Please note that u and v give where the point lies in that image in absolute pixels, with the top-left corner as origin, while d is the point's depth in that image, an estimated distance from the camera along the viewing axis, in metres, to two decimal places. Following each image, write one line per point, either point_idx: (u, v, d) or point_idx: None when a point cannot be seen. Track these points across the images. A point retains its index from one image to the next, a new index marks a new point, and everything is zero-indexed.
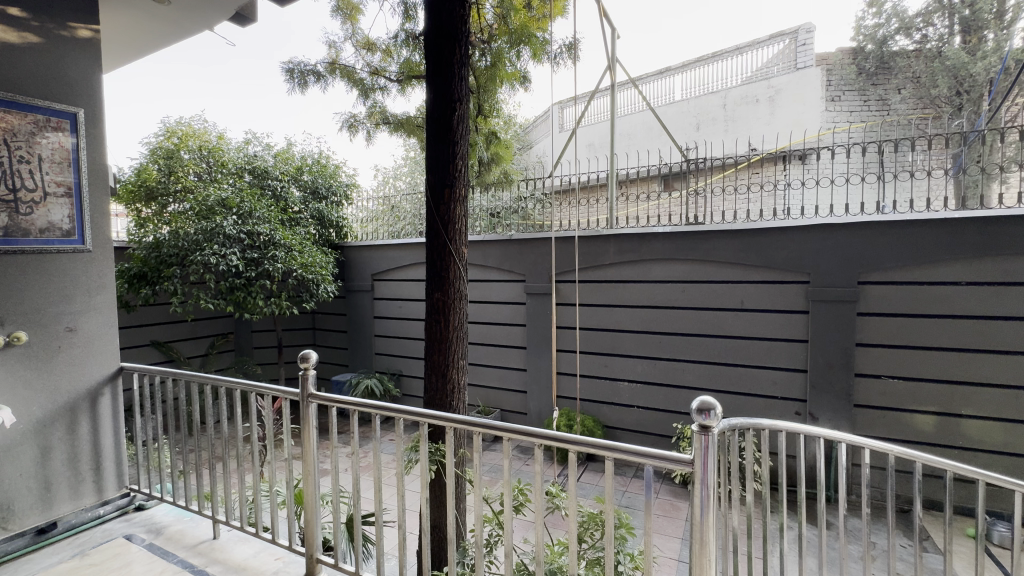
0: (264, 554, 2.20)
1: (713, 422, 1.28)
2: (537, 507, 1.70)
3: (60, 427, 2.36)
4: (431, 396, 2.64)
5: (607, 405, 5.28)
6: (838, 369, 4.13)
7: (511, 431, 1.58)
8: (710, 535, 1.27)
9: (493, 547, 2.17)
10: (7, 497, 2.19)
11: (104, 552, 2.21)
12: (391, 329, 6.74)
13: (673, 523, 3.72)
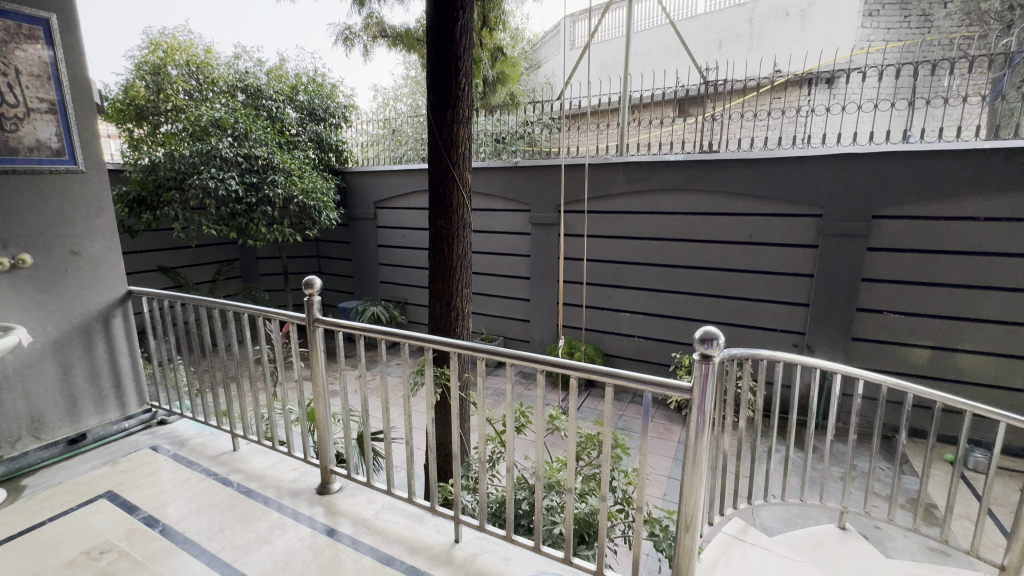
0: (282, 465, 2.34)
1: (715, 351, 1.28)
2: (538, 427, 1.73)
3: (76, 347, 2.44)
4: (436, 323, 2.68)
5: (608, 334, 5.40)
6: (841, 303, 4.15)
7: (513, 356, 1.59)
8: (702, 457, 1.33)
9: (495, 463, 2.32)
10: (36, 411, 2.32)
11: (134, 461, 2.38)
12: (394, 257, 6.73)
13: (667, 445, 3.93)
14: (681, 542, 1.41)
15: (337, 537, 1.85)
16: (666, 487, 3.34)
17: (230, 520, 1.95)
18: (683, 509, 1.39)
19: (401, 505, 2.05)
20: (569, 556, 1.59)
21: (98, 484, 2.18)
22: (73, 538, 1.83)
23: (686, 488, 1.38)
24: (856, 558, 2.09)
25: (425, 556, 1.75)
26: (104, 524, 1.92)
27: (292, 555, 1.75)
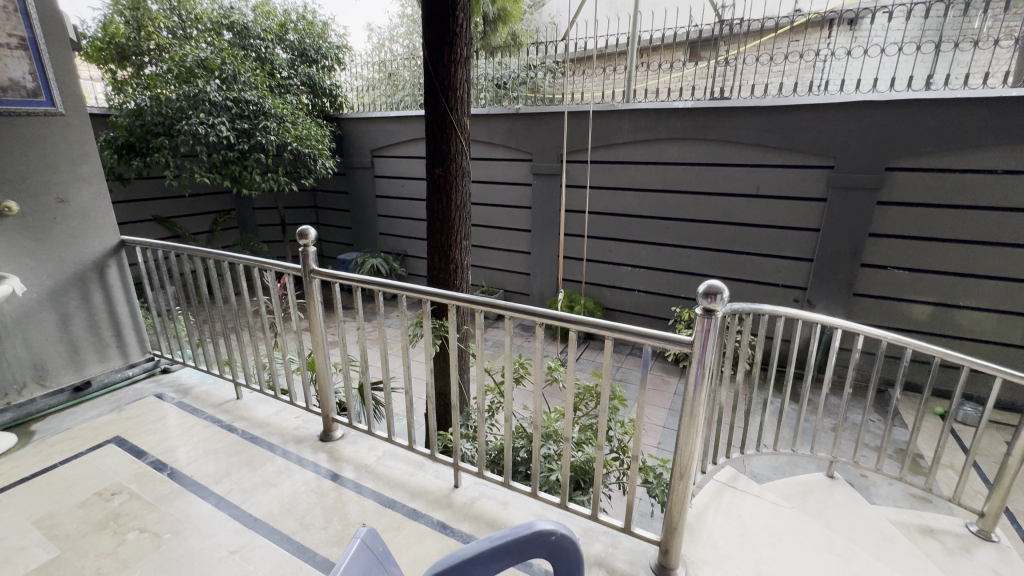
0: (284, 413, 2.39)
1: (718, 306, 1.25)
2: (536, 378, 1.72)
3: (73, 297, 2.42)
4: (434, 275, 2.64)
5: (608, 288, 5.40)
6: (845, 259, 4.10)
7: (512, 309, 1.57)
8: (699, 410, 1.34)
9: (494, 412, 2.36)
10: (39, 358, 2.34)
11: (139, 408, 2.42)
12: (393, 209, 6.61)
13: (664, 396, 4.01)
14: (674, 489, 1.44)
15: (341, 482, 1.90)
16: (661, 436, 3.43)
17: (236, 465, 2.00)
18: (678, 459, 1.41)
19: (402, 452, 2.10)
20: (565, 501, 1.64)
21: (105, 431, 2.23)
22: (84, 481, 1.89)
23: (681, 438, 1.39)
24: (843, 505, 2.16)
25: (425, 500, 1.81)
26: (113, 467, 1.97)
27: (296, 498, 1.81)
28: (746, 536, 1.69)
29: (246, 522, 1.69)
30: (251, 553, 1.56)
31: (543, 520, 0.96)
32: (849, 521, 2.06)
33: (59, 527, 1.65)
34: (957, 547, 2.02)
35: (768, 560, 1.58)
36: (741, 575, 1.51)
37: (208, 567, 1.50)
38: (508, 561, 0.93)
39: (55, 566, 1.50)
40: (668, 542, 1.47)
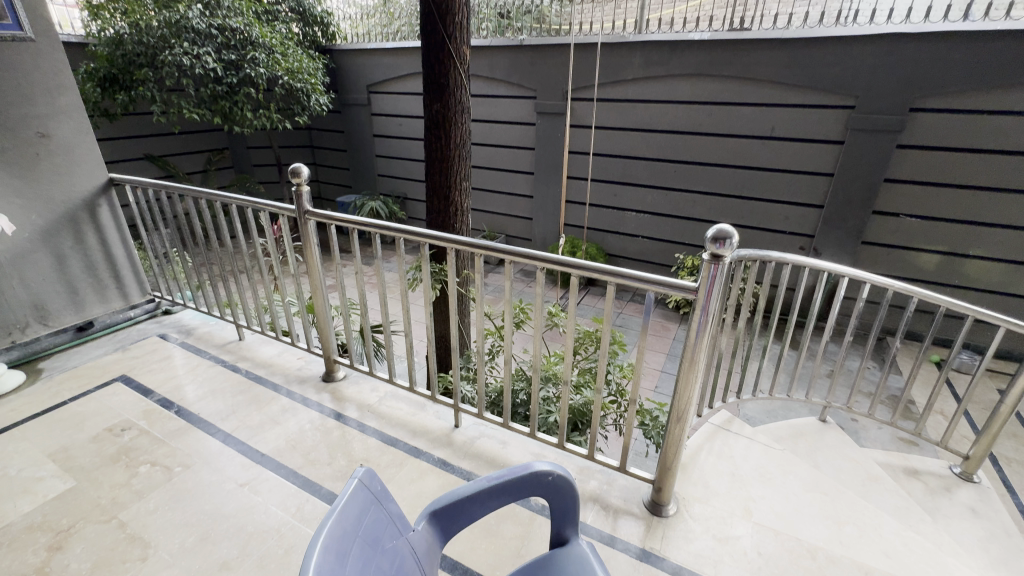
0: (287, 354, 2.41)
1: (726, 252, 1.20)
2: (536, 323, 1.70)
3: (66, 237, 2.38)
4: (433, 218, 2.57)
5: (612, 234, 5.32)
6: (857, 205, 3.99)
7: (513, 254, 1.53)
8: (700, 356, 1.33)
9: (494, 356, 2.39)
10: (39, 299, 2.34)
11: (143, 349, 2.44)
12: (391, 149, 6.39)
13: (663, 342, 4.05)
14: (671, 432, 1.46)
15: (345, 421, 1.95)
16: (659, 380, 3.50)
17: (242, 403, 2.04)
18: (676, 403, 1.42)
19: (404, 393, 2.14)
20: (563, 442, 1.67)
21: (111, 370, 2.26)
22: (94, 417, 1.94)
23: (680, 383, 1.40)
24: (832, 448, 2.22)
25: (427, 439, 1.86)
26: (122, 405, 2.01)
27: (302, 435, 1.86)
28: (737, 475, 1.74)
29: (253, 457, 1.74)
30: (259, 486, 1.62)
31: (540, 461, 0.97)
32: (837, 462, 2.12)
33: (73, 460, 1.71)
34: (938, 487, 2.09)
35: (757, 497, 1.63)
36: (729, 511, 1.57)
37: (219, 498, 1.56)
38: (505, 500, 0.95)
39: (72, 495, 1.56)
40: (661, 481, 1.52)
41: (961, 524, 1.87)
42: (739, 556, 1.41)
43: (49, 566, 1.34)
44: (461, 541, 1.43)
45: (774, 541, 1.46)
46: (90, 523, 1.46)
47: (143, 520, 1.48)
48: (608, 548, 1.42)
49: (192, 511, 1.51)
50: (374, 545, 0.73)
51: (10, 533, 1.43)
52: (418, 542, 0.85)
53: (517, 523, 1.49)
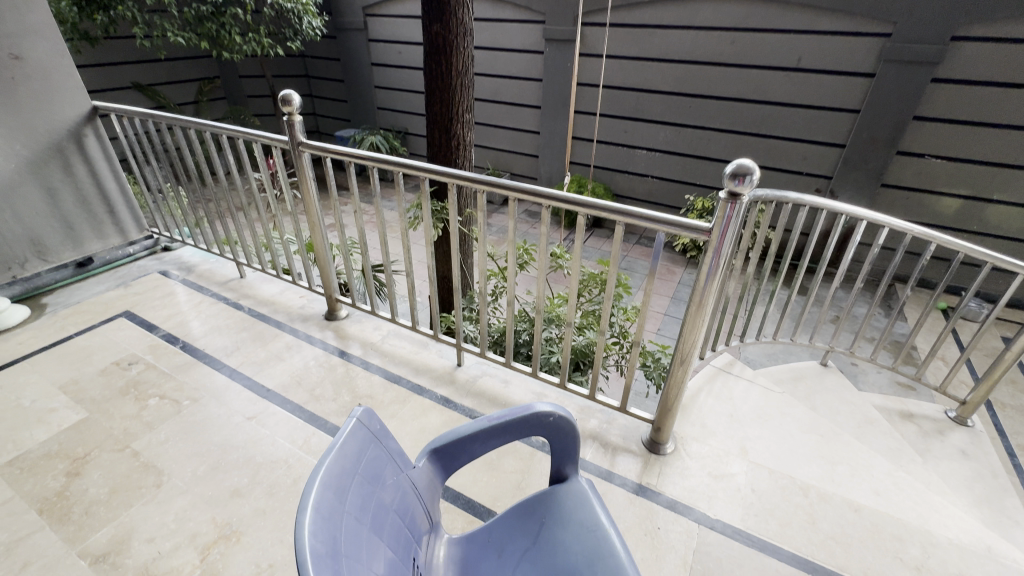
0: (289, 292, 2.40)
1: (745, 190, 1.12)
2: (540, 264, 1.66)
3: (55, 169, 2.29)
4: (434, 152, 2.45)
5: (620, 173, 5.14)
6: (881, 146, 3.79)
7: (517, 190, 1.45)
8: (709, 300, 1.30)
9: (497, 297, 2.37)
10: (35, 234, 2.30)
11: (145, 285, 2.43)
12: (391, 80, 6.04)
13: (668, 285, 4.02)
14: (673, 374, 1.46)
15: (349, 358, 1.97)
16: (662, 323, 3.51)
17: (246, 340, 2.05)
18: (680, 346, 1.41)
19: (407, 332, 2.14)
20: (564, 382, 1.68)
21: (115, 305, 2.26)
22: (102, 351, 1.96)
23: (686, 327, 1.37)
24: (831, 391, 2.24)
25: (429, 377, 1.88)
26: (127, 339, 2.03)
27: (306, 371, 1.88)
28: (735, 416, 1.76)
29: (260, 392, 1.77)
30: (266, 419, 1.65)
31: (541, 403, 0.96)
32: (834, 405, 2.15)
33: (84, 392, 1.75)
34: (932, 430, 2.12)
35: (753, 437, 1.66)
36: (725, 450, 1.60)
37: (228, 430, 1.60)
38: (505, 439, 0.95)
39: (86, 425, 1.61)
40: (660, 421, 1.54)
41: (951, 464, 1.92)
42: (732, 492, 1.45)
43: (68, 490, 1.39)
44: (464, 474, 1.48)
45: (768, 479, 1.50)
46: (105, 452, 1.51)
47: (155, 450, 1.53)
48: (606, 483, 1.46)
49: (202, 441, 1.56)
50: (374, 482, 0.73)
51: (29, 459, 1.48)
52: (419, 478, 0.86)
53: (517, 459, 1.53)
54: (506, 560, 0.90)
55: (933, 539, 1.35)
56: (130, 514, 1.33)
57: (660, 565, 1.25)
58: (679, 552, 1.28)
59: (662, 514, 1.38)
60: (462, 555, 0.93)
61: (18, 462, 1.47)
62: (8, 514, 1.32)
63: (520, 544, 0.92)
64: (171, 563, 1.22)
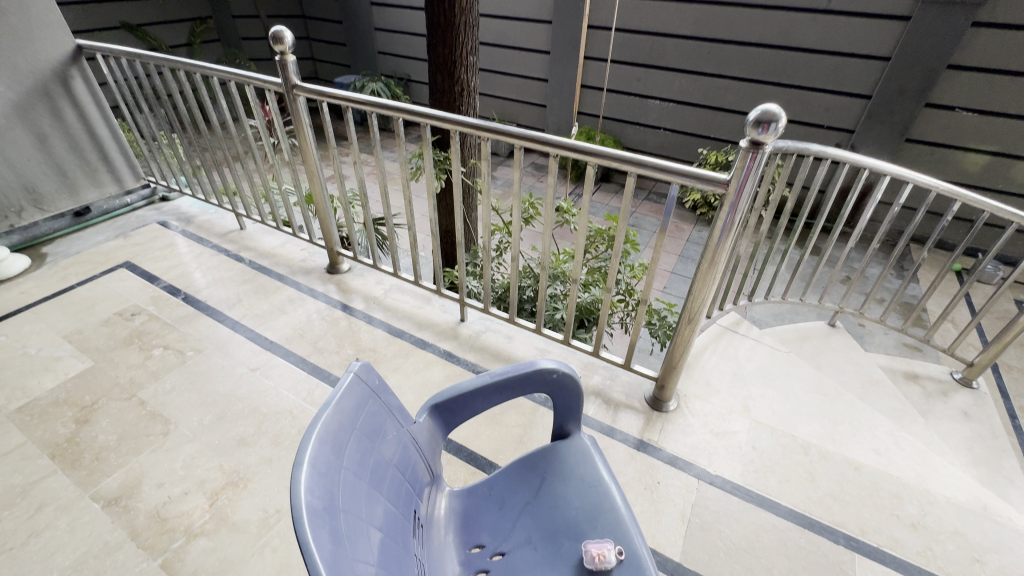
0: (290, 245, 2.36)
1: (768, 139, 1.04)
2: (546, 218, 1.59)
3: (43, 114, 2.20)
4: (437, 98, 2.33)
5: (631, 125, 4.94)
6: (908, 97, 3.59)
7: (523, 139, 1.37)
8: (721, 257, 1.25)
9: (502, 253, 2.32)
10: (29, 182, 2.24)
11: (145, 235, 2.40)
12: (391, 21, 5.72)
13: (677, 243, 3.94)
14: (680, 333, 1.43)
15: (351, 312, 1.95)
16: (668, 281, 3.46)
17: (248, 292, 2.03)
18: (689, 305, 1.37)
19: (409, 287, 2.11)
20: (569, 338, 1.66)
21: (115, 256, 2.24)
22: (104, 302, 1.95)
23: (695, 285, 1.33)
24: (837, 351, 2.22)
25: (432, 332, 1.87)
26: (129, 290, 2.02)
27: (309, 324, 1.87)
28: (739, 375, 1.75)
29: (263, 344, 1.77)
30: (270, 371, 1.66)
31: (545, 359, 0.93)
32: (839, 365, 2.13)
33: (89, 341, 1.75)
34: (935, 391, 2.11)
35: (756, 396, 1.66)
36: (728, 408, 1.59)
37: (232, 380, 1.61)
38: (507, 395, 0.93)
39: (92, 374, 1.62)
40: (664, 379, 1.53)
41: (953, 425, 1.91)
42: (733, 449, 1.45)
43: (78, 437, 1.42)
44: (466, 428, 1.49)
45: (769, 437, 1.50)
46: (112, 401, 1.53)
47: (162, 400, 1.54)
48: (607, 438, 1.47)
49: (207, 391, 1.57)
50: (373, 437, 0.71)
51: (38, 406, 1.50)
52: (419, 434, 0.85)
53: (520, 413, 1.54)
54: (506, 513, 0.91)
55: (931, 497, 1.36)
56: (140, 460, 1.36)
57: (659, 518, 1.27)
58: (678, 506, 1.30)
59: (663, 469, 1.39)
60: (463, 507, 0.94)
61: (28, 409, 1.49)
62: (22, 459, 1.35)
63: (521, 498, 0.93)
64: (181, 508, 1.25)
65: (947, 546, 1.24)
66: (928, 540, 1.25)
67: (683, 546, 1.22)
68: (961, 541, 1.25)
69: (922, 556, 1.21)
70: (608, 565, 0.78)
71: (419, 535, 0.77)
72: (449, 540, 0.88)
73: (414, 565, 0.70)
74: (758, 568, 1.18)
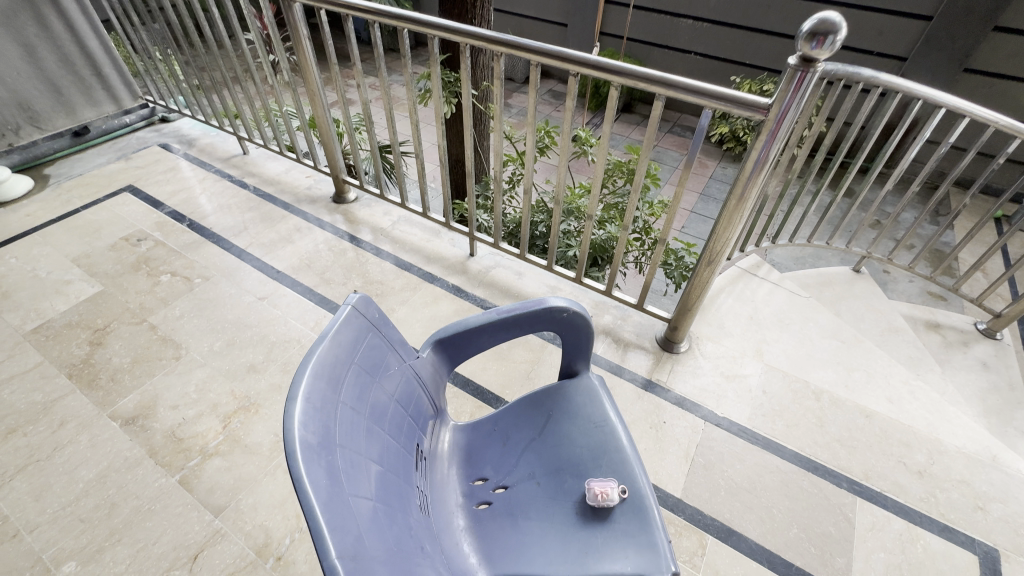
0: (295, 172, 2.28)
1: (821, 55, 0.90)
2: (562, 148, 1.47)
3: (28, 22, 2.05)
4: (447, 10, 2.12)
5: (659, 48, 4.55)
6: (976, 20, 3.20)
7: (541, 55, 1.23)
8: (751, 193, 1.16)
9: (515, 186, 2.21)
10: (22, 98, 2.15)
11: (146, 158, 2.32)
12: None
13: (699, 181, 3.76)
14: (698, 274, 1.36)
15: (359, 244, 1.90)
16: (687, 220, 3.33)
17: (253, 220, 1.98)
18: (711, 245, 1.29)
19: (418, 219, 2.05)
20: (581, 277, 1.60)
21: (118, 179, 2.18)
22: (110, 226, 1.92)
23: (720, 224, 1.24)
24: (858, 297, 2.15)
25: (441, 266, 1.82)
26: (134, 215, 1.98)
27: (315, 254, 1.84)
28: (755, 319, 1.70)
29: (270, 273, 1.75)
30: (278, 300, 1.64)
31: (556, 297, 0.89)
32: (860, 312, 2.06)
33: (97, 266, 1.74)
34: (956, 341, 2.04)
35: (771, 340, 1.62)
36: (741, 352, 1.56)
37: (240, 309, 1.61)
38: (515, 333, 0.90)
39: (102, 298, 1.62)
40: (677, 321, 1.48)
41: (970, 375, 1.87)
42: (743, 392, 1.44)
43: (93, 358, 1.44)
44: (473, 362, 1.48)
45: (781, 382, 1.48)
46: (123, 324, 1.54)
47: (172, 325, 1.55)
48: (615, 378, 1.46)
49: (216, 318, 1.57)
50: (373, 372, 0.69)
51: (52, 328, 1.52)
52: (423, 369, 0.83)
53: (528, 350, 1.52)
54: (510, 448, 0.91)
55: (941, 447, 1.34)
56: (154, 383, 1.39)
57: (662, 456, 1.28)
58: (682, 445, 1.31)
59: (669, 409, 1.39)
60: (467, 441, 0.94)
61: (44, 330, 1.51)
62: (41, 377, 1.39)
63: (525, 434, 0.92)
64: (195, 429, 1.29)
65: (952, 494, 1.23)
66: (933, 487, 1.25)
67: (685, 483, 1.23)
68: (966, 489, 1.25)
69: (925, 502, 1.21)
70: (611, 503, 0.77)
71: (421, 468, 0.77)
72: (452, 472, 0.88)
73: (416, 497, 0.70)
74: (758, 507, 1.19)
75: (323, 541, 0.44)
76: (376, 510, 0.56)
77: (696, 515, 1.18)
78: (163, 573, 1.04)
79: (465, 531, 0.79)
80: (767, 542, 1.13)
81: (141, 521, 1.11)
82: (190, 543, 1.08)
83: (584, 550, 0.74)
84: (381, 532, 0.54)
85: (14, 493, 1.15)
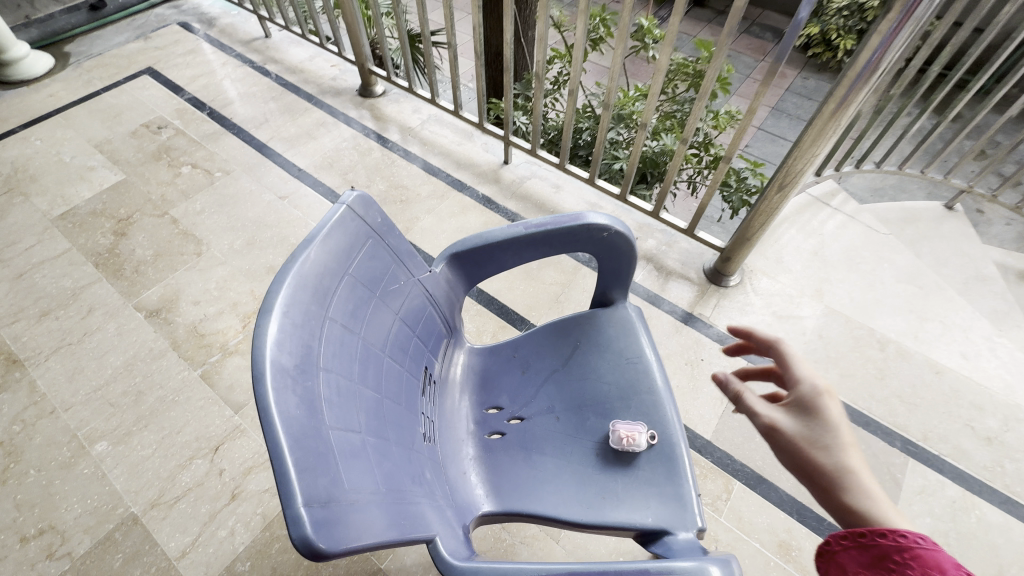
0: (319, 60, 2.07)
1: None
2: (619, 38, 1.21)
3: None
4: None
5: None
6: None
7: None
8: (855, 99, 0.91)
9: (560, 86, 1.94)
10: None
11: (166, 38, 2.16)
12: None
13: (774, 93, 3.28)
14: (765, 201, 1.16)
15: (386, 144, 1.75)
16: (753, 138, 2.96)
17: (275, 112, 1.84)
18: (788, 165, 1.07)
19: (449, 119, 1.85)
20: (626, 195, 1.41)
21: (137, 60, 2.05)
22: (130, 111, 1.83)
23: (805, 141, 1.01)
24: (944, 238, 1.87)
25: (472, 173, 1.67)
26: (154, 100, 1.87)
27: (339, 153, 1.71)
28: (820, 255, 1.49)
29: (292, 171, 1.64)
30: (299, 201, 1.55)
31: (596, 214, 0.74)
32: (944, 256, 1.80)
33: (119, 153, 1.68)
34: None
35: (835, 280, 1.42)
36: (798, 292, 1.38)
37: (262, 207, 1.53)
38: (544, 251, 0.77)
39: (124, 188, 1.58)
40: (732, 250, 1.31)
41: None
42: (795, 335, 1.29)
43: (117, 249, 1.43)
44: (499, 280, 1.38)
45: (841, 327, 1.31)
46: (145, 216, 1.50)
47: (193, 220, 1.50)
48: (652, 308, 1.34)
49: (236, 216, 1.51)
50: (373, 286, 0.59)
51: (78, 216, 1.50)
52: (435, 287, 0.73)
53: (559, 272, 1.40)
54: (530, 378, 0.82)
55: (1019, 413, 1.18)
56: (176, 278, 1.36)
57: (696, 395, 1.19)
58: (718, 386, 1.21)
59: (709, 346, 1.27)
60: (483, 365, 0.86)
61: (71, 217, 1.50)
62: (70, 265, 1.39)
63: (548, 364, 0.83)
64: (217, 326, 1.27)
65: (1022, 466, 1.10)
66: (1001, 456, 1.12)
67: (716, 426, 1.15)
68: None
69: (989, 471, 1.09)
70: (637, 448, 0.69)
71: (429, 393, 0.70)
72: (464, 399, 0.81)
73: (420, 426, 0.63)
74: None
75: (290, 484, 0.37)
76: (366, 444, 0.48)
77: (725, 459, 1.10)
78: (187, 460, 1.07)
79: (474, 461, 0.74)
80: (800, 495, 1.06)
81: (165, 411, 1.14)
82: (211, 436, 1.10)
83: (602, 495, 0.67)
84: (370, 470, 0.47)
85: (50, 372, 1.19)
